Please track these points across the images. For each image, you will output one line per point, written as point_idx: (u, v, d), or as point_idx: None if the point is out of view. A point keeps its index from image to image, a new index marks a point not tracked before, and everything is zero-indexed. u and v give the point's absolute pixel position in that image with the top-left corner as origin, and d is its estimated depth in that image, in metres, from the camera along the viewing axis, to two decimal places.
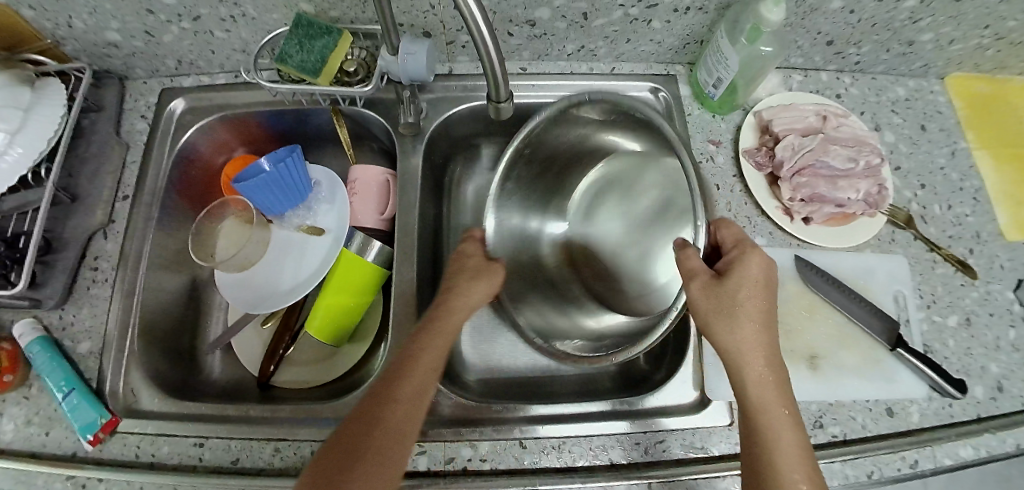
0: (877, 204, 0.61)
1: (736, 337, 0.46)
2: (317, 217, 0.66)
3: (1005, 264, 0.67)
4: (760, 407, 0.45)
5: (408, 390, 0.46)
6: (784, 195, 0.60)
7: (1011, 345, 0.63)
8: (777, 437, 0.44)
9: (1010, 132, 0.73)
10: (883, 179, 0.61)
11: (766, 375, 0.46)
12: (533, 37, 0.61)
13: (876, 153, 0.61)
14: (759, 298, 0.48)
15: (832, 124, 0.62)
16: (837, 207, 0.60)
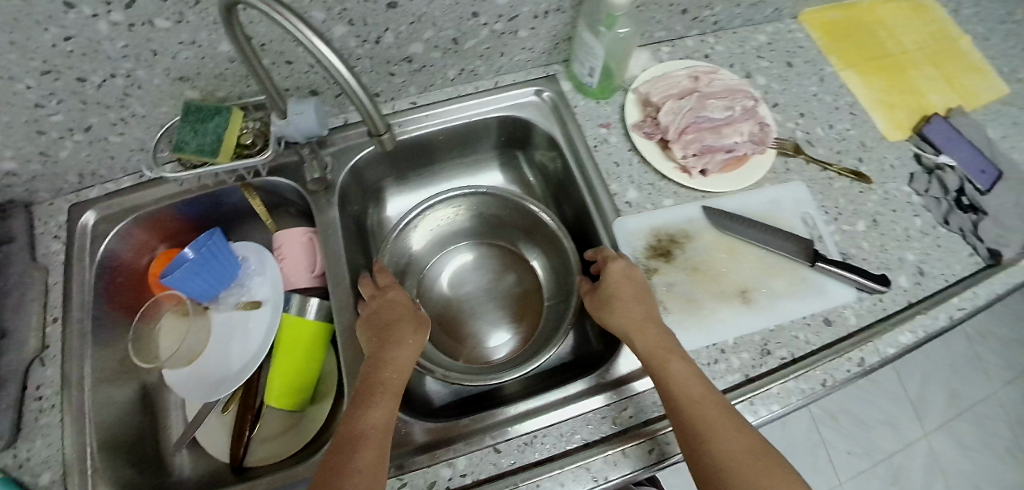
0: (764, 142, 0.66)
1: (625, 324, 0.54)
2: (252, 289, 0.68)
3: (895, 163, 0.72)
4: (665, 377, 0.50)
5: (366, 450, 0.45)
6: (678, 155, 0.64)
7: (920, 232, 0.69)
8: (687, 399, 0.48)
9: (869, 48, 0.80)
10: (762, 118, 0.67)
11: (659, 348, 0.51)
12: (414, 71, 0.64)
13: (750, 97, 0.66)
14: (638, 287, 0.56)
15: (704, 82, 0.67)
16: (729, 152, 0.65)
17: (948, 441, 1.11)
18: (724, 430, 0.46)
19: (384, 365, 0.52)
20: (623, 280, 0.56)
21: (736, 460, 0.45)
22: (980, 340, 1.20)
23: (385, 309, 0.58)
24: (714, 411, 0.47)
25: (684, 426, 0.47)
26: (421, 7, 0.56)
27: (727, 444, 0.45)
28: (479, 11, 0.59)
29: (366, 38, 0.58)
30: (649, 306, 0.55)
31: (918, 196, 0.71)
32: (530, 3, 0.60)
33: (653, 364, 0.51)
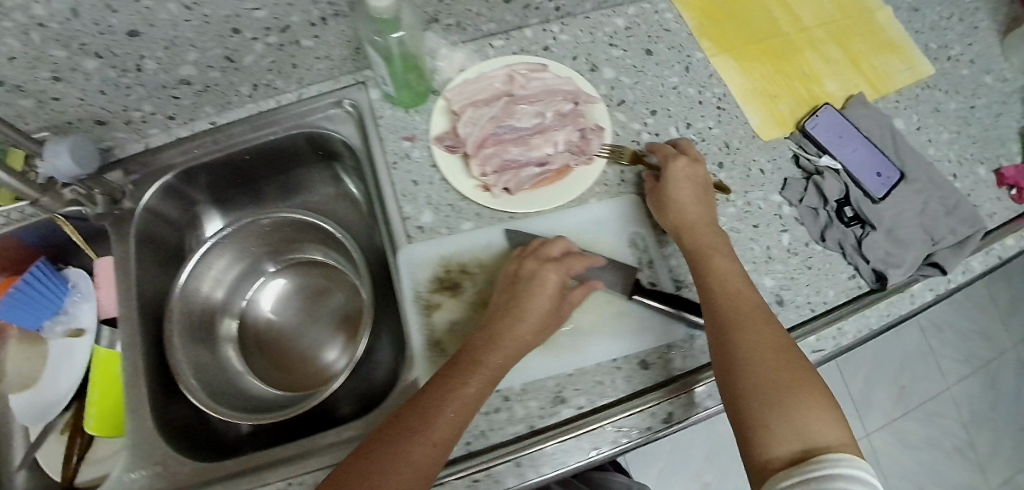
0: (586, 152, 0.57)
1: (676, 220, 0.54)
2: (79, 318, 0.66)
3: (766, 167, 0.62)
4: (708, 270, 0.50)
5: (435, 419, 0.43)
6: (477, 170, 0.56)
7: (785, 252, 0.59)
8: (728, 295, 0.48)
9: (753, 27, 0.69)
10: (584, 123, 0.58)
11: (706, 246, 0.52)
12: (200, 92, 0.60)
13: (569, 100, 0.58)
14: (702, 191, 0.55)
15: (519, 83, 0.58)
16: (540, 166, 0.56)
17: (891, 441, 1.02)
18: (752, 327, 0.46)
19: (524, 336, 0.48)
20: (691, 175, 0.55)
21: (758, 353, 0.44)
22: (936, 332, 1.08)
23: (539, 293, 0.50)
24: (748, 309, 0.47)
25: (720, 317, 0.47)
26: (167, 30, 0.51)
27: (756, 339, 0.45)
28: (240, 28, 0.53)
29: (125, 68, 0.54)
30: (709, 205, 0.55)
31: (790, 206, 0.61)
32: (296, 12, 0.53)
33: (697, 258, 0.51)
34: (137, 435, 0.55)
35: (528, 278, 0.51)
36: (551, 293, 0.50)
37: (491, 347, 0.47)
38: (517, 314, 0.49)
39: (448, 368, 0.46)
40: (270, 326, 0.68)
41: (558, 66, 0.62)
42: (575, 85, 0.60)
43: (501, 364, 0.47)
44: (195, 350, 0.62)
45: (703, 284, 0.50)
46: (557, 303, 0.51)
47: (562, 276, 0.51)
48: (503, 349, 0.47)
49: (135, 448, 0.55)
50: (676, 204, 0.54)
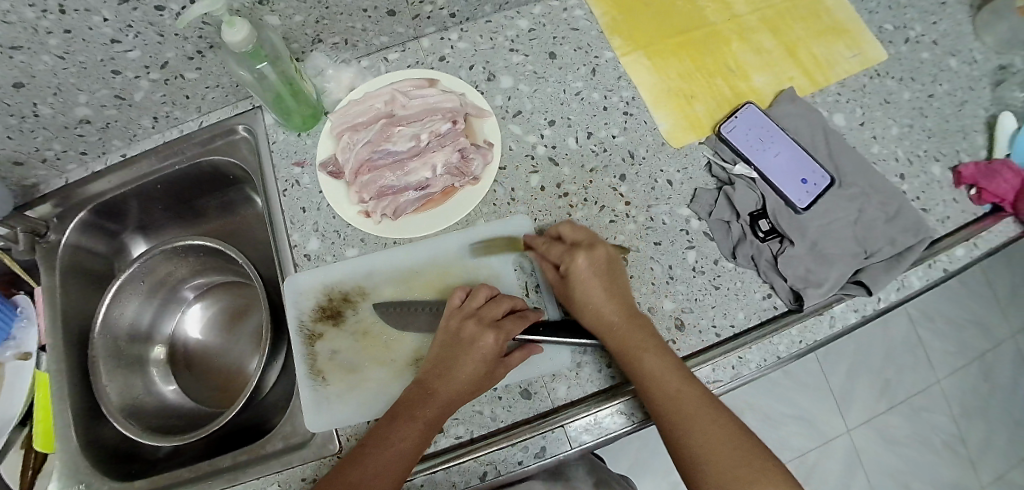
0: (467, 173, 0.55)
1: (603, 324, 0.48)
2: (26, 341, 0.71)
3: (675, 177, 0.57)
4: (643, 372, 0.46)
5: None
6: (358, 198, 0.56)
7: (689, 270, 0.54)
8: (672, 394, 0.45)
9: (675, 18, 0.64)
10: (464, 143, 0.56)
11: (635, 341, 0.47)
12: (103, 129, 0.61)
13: (449, 119, 0.56)
14: (612, 274, 0.49)
15: (400, 103, 0.57)
16: (420, 190, 0.55)
17: (876, 439, 0.94)
18: (701, 421, 0.44)
19: (456, 393, 0.47)
20: (599, 259, 0.49)
21: (718, 452, 0.43)
22: (926, 322, 0.98)
23: (472, 357, 0.47)
24: (692, 403, 0.45)
25: (670, 418, 0.45)
26: (50, 79, 0.53)
27: (708, 434, 0.44)
28: (119, 69, 0.55)
29: (22, 115, 0.56)
30: (619, 279, 0.50)
31: (698, 220, 0.56)
32: (169, 48, 0.54)
33: (628, 359, 0.47)
34: (65, 454, 0.59)
35: (456, 334, 0.48)
36: (487, 357, 0.47)
37: (422, 405, 0.47)
38: (447, 371, 0.47)
39: (388, 424, 0.46)
40: (192, 349, 0.68)
41: (448, 79, 0.59)
42: (458, 100, 0.57)
43: (438, 415, 0.47)
44: (115, 372, 0.62)
45: (642, 391, 0.46)
46: (492, 366, 0.48)
47: (501, 339, 0.48)
48: (438, 405, 0.47)
49: (63, 467, 0.58)
50: (591, 301, 0.48)
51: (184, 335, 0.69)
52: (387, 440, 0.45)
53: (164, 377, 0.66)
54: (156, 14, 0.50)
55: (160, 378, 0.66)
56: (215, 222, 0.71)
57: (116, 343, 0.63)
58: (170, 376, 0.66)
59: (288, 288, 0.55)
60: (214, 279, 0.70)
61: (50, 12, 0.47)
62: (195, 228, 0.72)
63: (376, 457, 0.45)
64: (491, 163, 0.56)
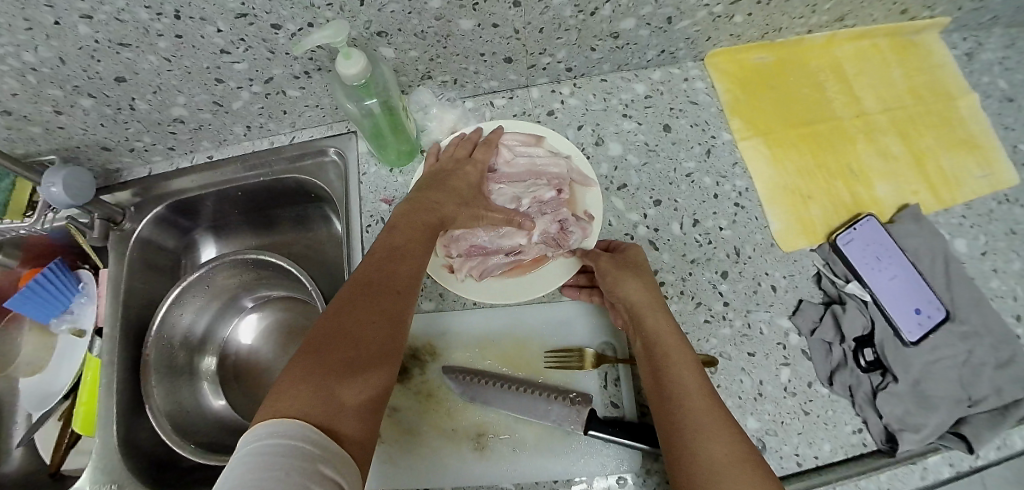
0: (563, 245, 0.52)
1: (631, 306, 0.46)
2: (83, 318, 0.71)
3: (779, 283, 0.53)
4: (666, 360, 0.43)
5: (371, 345, 0.37)
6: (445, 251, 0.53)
7: (780, 389, 0.51)
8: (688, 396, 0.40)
9: (801, 106, 0.59)
10: (565, 213, 0.52)
11: (663, 334, 0.44)
12: (195, 129, 0.60)
13: (552, 185, 0.54)
14: (640, 264, 0.50)
15: (504, 157, 0.55)
16: (509, 255, 0.52)
17: None
18: (717, 432, 0.38)
19: (448, 217, 0.49)
20: (636, 250, 0.50)
21: (731, 468, 0.36)
22: None
23: (457, 176, 0.52)
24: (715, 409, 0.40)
25: (685, 425, 0.39)
26: (152, 78, 0.52)
27: (726, 448, 0.37)
28: (222, 78, 0.53)
29: (118, 106, 0.55)
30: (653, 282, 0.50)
31: (798, 336, 0.52)
32: (277, 65, 0.52)
33: (656, 347, 0.44)
34: (100, 449, 0.58)
35: (455, 160, 0.53)
36: (470, 182, 0.52)
37: (415, 253, 0.44)
38: (441, 187, 0.50)
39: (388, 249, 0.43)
40: (242, 360, 0.67)
41: (558, 139, 0.56)
42: (565, 166, 0.54)
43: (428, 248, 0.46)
44: (164, 378, 0.61)
45: (668, 384, 0.42)
46: (474, 192, 0.52)
47: (478, 167, 0.53)
48: (436, 210, 0.48)
49: (99, 462, 0.58)
50: (620, 279, 0.48)
51: (236, 344, 0.67)
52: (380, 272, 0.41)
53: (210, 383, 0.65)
54: (271, 32, 0.48)
55: (207, 386, 0.65)
56: (285, 233, 0.69)
57: (168, 346, 0.62)
58: (217, 384, 0.66)
59: None
60: (274, 290, 0.68)
61: (164, 16, 0.44)
62: (261, 236, 0.70)
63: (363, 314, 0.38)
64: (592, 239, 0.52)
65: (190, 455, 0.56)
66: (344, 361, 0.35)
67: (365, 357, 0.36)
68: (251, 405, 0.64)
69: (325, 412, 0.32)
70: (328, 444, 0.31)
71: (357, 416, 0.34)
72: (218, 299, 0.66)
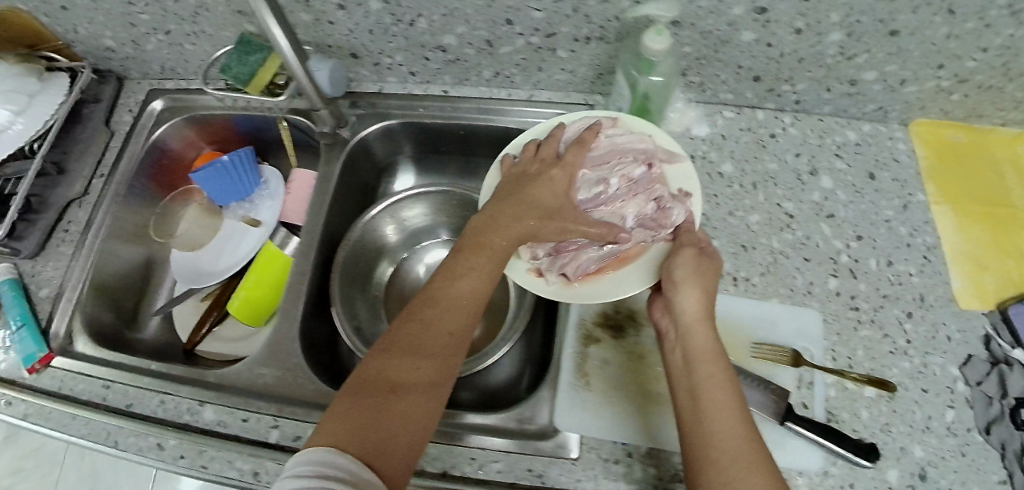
0: (660, 225, 0.54)
1: (680, 318, 0.47)
2: (259, 210, 0.76)
3: (953, 335, 0.59)
4: (711, 379, 0.43)
5: (413, 372, 0.43)
6: (536, 254, 0.55)
7: (945, 429, 0.56)
8: (725, 420, 0.41)
9: (984, 188, 0.64)
10: (659, 191, 0.56)
11: (713, 349, 0.45)
12: (448, 61, 0.65)
13: (637, 167, 0.57)
14: (706, 270, 0.50)
15: (596, 146, 0.58)
16: (605, 247, 0.54)
17: None
18: (731, 466, 0.38)
19: (527, 230, 0.52)
20: (709, 262, 0.50)
21: None
22: None
23: (537, 184, 0.54)
24: (751, 440, 0.40)
25: (714, 457, 0.39)
26: (453, 2, 0.55)
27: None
28: (514, 20, 0.57)
29: (400, 19, 0.59)
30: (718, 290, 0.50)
31: (965, 385, 0.57)
32: (569, 24, 0.56)
33: (701, 366, 0.44)
34: (276, 333, 0.61)
35: (540, 165, 0.56)
36: (553, 188, 0.54)
37: (478, 280, 0.49)
38: (519, 201, 0.53)
39: (445, 276, 0.49)
40: (414, 285, 0.72)
41: (642, 125, 0.60)
42: (652, 152, 0.58)
43: (492, 267, 0.50)
44: (349, 286, 0.66)
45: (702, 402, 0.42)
46: (559, 197, 0.54)
47: (564, 172, 0.55)
48: (510, 228, 0.52)
49: (277, 344, 0.61)
50: (676, 288, 0.49)
51: (411, 271, 0.72)
52: (432, 307, 0.47)
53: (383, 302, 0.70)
54: None
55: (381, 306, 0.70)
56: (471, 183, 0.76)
57: (357, 257, 0.67)
58: (389, 305, 0.70)
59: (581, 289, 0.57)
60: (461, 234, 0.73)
61: None
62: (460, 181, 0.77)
63: (408, 349, 0.44)
64: (683, 215, 0.54)
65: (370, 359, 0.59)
66: (378, 398, 0.41)
67: (398, 389, 0.42)
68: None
69: (365, 443, 0.38)
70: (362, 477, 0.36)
71: (393, 445, 0.39)
72: (409, 228, 0.72)
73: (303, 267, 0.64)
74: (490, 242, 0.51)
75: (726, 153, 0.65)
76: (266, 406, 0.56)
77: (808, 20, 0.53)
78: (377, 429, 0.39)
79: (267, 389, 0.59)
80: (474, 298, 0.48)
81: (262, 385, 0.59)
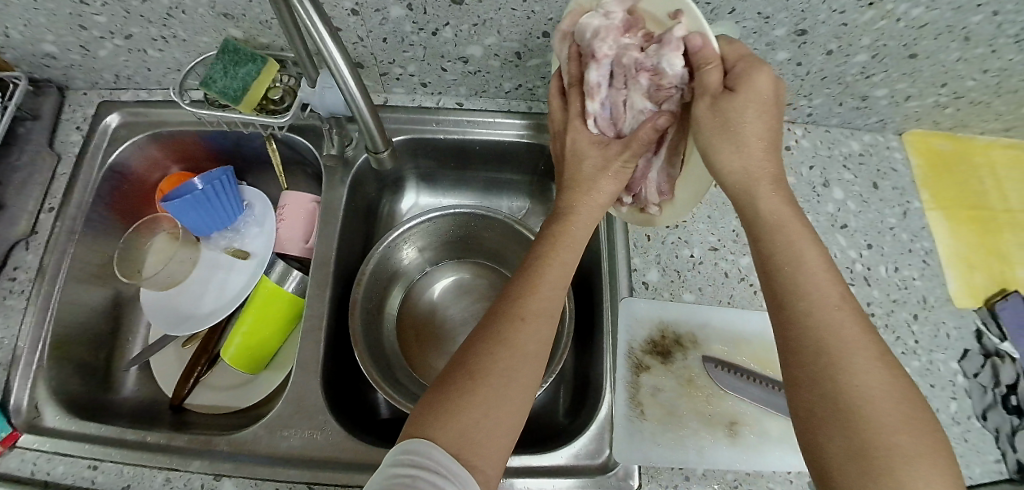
0: (668, 86, 0.45)
1: (726, 182, 0.42)
2: (245, 239, 0.68)
3: (952, 332, 0.63)
4: (795, 262, 0.38)
5: (497, 358, 0.39)
6: (626, 201, 0.55)
7: (949, 419, 0.60)
8: (819, 306, 0.37)
9: (969, 193, 0.70)
10: (635, 56, 0.45)
11: (788, 223, 0.40)
12: (466, 72, 0.61)
13: (614, 38, 0.46)
14: (739, 113, 0.40)
15: (576, 54, 0.49)
16: (661, 148, 0.49)
17: None
18: (854, 366, 0.35)
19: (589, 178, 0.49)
20: (747, 105, 0.40)
21: (867, 406, 0.33)
22: None
23: (574, 135, 0.50)
24: (853, 325, 0.36)
25: (812, 347, 0.36)
26: (487, 11, 0.51)
27: (863, 376, 0.34)
28: (550, 33, 0.53)
29: (423, 28, 0.53)
30: (773, 125, 0.42)
31: (964, 377, 0.62)
32: None
33: (780, 247, 0.39)
34: (296, 385, 0.55)
35: (563, 121, 0.52)
36: (586, 135, 0.50)
37: (550, 257, 0.45)
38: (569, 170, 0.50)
39: (523, 267, 0.46)
40: (430, 312, 0.68)
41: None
42: (621, 16, 0.47)
43: (575, 244, 0.47)
44: (368, 320, 0.62)
45: (797, 304, 0.37)
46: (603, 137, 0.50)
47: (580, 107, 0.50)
48: (570, 205, 0.49)
49: (297, 396, 0.55)
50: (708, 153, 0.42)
51: (427, 297, 0.69)
52: (510, 296, 0.43)
53: (401, 334, 0.66)
54: None
55: (397, 338, 0.66)
56: (493, 201, 0.74)
57: (373, 289, 0.63)
58: (408, 336, 0.66)
59: (624, 309, 0.58)
60: (479, 256, 0.71)
61: None
62: (475, 201, 0.74)
63: (485, 339, 0.40)
64: (678, 54, 0.43)
65: (395, 401, 0.53)
66: (460, 387, 0.38)
67: (477, 378, 0.38)
68: (436, 363, 0.65)
69: (457, 440, 0.35)
70: (461, 473, 0.34)
71: (486, 437, 0.36)
72: (421, 252, 0.68)
73: (319, 308, 0.58)
74: (577, 234, 0.47)
75: None
76: (297, 474, 0.51)
77: (841, 43, 0.54)
78: (463, 417, 0.36)
79: (294, 455, 0.53)
80: (554, 276, 0.44)
81: (285, 450, 0.53)
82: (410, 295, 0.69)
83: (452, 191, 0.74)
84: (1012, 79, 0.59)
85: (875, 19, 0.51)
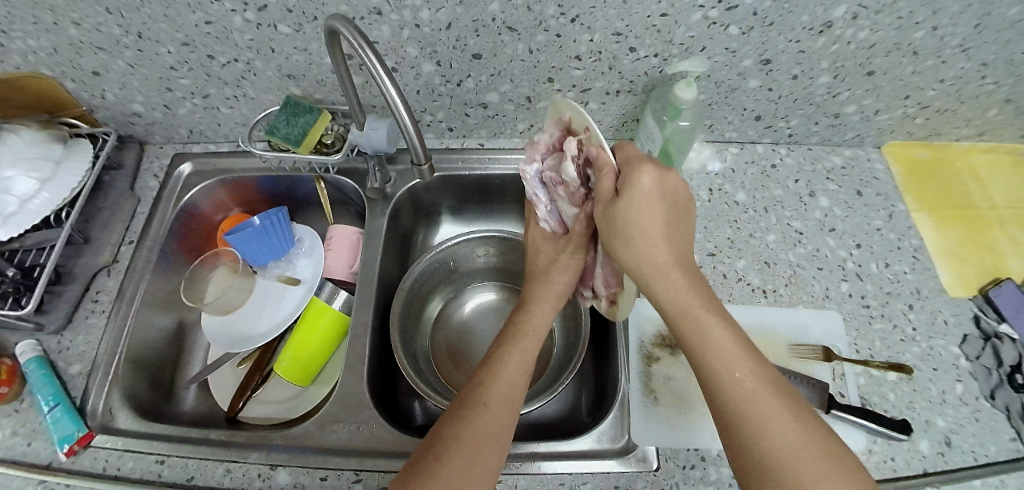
0: (576, 188, 0.56)
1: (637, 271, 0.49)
2: (296, 268, 0.77)
3: (950, 319, 0.67)
4: (703, 345, 0.45)
5: (463, 439, 0.46)
6: (587, 294, 0.63)
7: (957, 399, 0.62)
8: (728, 382, 0.43)
9: (952, 196, 0.76)
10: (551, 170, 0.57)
11: (690, 307, 0.46)
12: (486, 116, 0.71)
13: (546, 157, 0.58)
14: (632, 214, 0.47)
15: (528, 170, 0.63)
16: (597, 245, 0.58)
17: None
18: (765, 429, 0.40)
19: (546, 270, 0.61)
20: (631, 206, 0.47)
21: (784, 462, 0.39)
22: None
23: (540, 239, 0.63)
24: (762, 395, 0.42)
25: (733, 417, 0.42)
26: (501, 63, 0.62)
27: (779, 437, 0.40)
28: (555, 78, 0.65)
29: (449, 79, 0.64)
30: (665, 216, 0.47)
31: (966, 361, 0.64)
32: (604, 80, 0.65)
33: (688, 331, 0.46)
34: (342, 385, 0.62)
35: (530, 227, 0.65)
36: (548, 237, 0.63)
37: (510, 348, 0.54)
38: (533, 268, 0.62)
39: (489, 357, 0.54)
40: (459, 327, 0.75)
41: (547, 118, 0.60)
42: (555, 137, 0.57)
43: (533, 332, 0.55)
44: (405, 330, 0.69)
45: (709, 382, 0.44)
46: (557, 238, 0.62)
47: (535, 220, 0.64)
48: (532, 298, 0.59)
49: (342, 396, 0.61)
50: (616, 249, 0.49)
51: (458, 315, 0.76)
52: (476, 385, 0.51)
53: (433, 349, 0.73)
54: (625, 52, 0.61)
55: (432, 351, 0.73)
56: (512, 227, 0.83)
57: (411, 305, 0.71)
58: (440, 349, 0.73)
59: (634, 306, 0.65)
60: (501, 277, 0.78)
61: (565, 16, 0.56)
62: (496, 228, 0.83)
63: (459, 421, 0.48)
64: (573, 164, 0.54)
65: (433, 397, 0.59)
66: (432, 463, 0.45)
67: (448, 459, 0.45)
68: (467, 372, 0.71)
69: None
70: None
71: None
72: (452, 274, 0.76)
73: (362, 320, 0.66)
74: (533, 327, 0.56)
75: (738, 184, 0.76)
76: (345, 463, 0.56)
77: (803, 67, 0.63)
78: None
79: (339, 447, 0.58)
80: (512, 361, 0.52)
81: (331, 443, 0.58)
82: (441, 313, 0.76)
83: (475, 220, 0.83)
84: (969, 85, 0.67)
85: (828, 44, 0.60)
